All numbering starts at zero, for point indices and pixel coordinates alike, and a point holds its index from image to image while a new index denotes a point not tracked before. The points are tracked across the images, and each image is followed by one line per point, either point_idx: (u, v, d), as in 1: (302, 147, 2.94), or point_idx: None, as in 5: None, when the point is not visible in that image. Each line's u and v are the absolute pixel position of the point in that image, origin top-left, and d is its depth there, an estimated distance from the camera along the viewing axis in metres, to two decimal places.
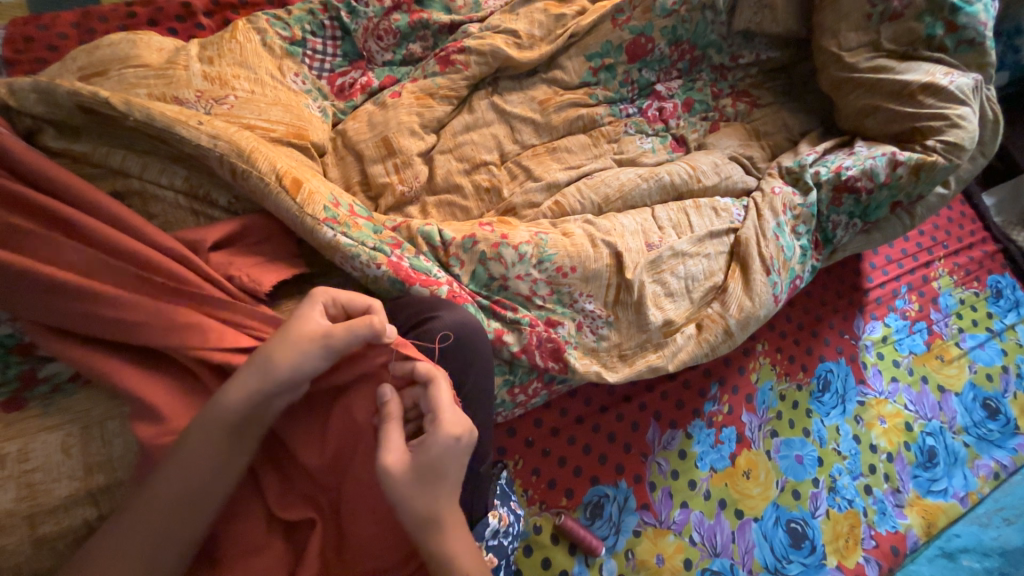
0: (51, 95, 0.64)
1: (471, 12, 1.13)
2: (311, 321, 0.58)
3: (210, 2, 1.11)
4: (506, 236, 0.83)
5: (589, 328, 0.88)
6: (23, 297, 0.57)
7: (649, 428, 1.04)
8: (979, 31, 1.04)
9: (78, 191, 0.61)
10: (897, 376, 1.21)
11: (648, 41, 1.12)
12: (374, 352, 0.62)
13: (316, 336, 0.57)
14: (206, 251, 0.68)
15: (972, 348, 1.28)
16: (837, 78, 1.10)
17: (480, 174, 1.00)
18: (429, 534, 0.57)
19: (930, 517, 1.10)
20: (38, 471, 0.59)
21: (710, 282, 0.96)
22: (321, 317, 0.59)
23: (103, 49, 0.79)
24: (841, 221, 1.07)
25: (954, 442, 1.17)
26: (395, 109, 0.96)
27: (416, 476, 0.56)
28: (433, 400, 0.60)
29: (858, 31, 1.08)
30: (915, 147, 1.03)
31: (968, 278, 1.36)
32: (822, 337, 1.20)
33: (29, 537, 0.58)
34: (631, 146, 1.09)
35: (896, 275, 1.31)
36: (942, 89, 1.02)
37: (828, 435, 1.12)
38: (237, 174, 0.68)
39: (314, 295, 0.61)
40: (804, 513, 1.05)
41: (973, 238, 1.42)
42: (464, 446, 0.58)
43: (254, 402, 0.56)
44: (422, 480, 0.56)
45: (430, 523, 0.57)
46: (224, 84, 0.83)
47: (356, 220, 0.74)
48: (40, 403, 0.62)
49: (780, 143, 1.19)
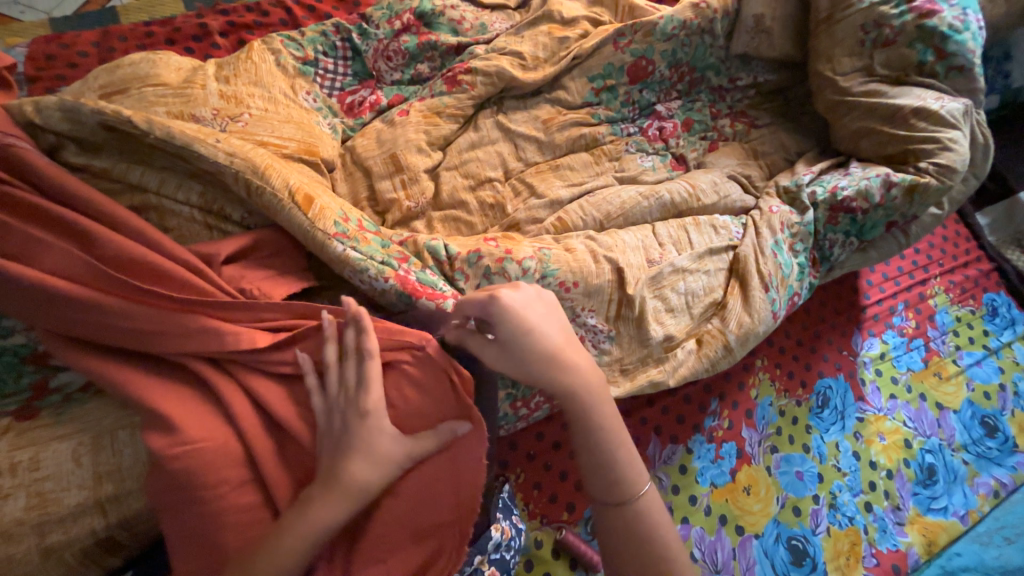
0: (76, 113, 0.67)
1: (478, 34, 1.16)
2: (381, 434, 0.62)
3: (226, 23, 1.14)
4: (510, 251, 0.85)
5: (591, 343, 0.90)
6: (45, 306, 0.59)
7: (650, 442, 1.04)
8: (968, 59, 1.07)
9: (96, 205, 0.63)
10: (896, 393, 1.22)
11: (648, 64, 1.15)
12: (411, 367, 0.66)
13: (384, 431, 0.63)
14: (219, 264, 0.69)
15: (969, 365, 1.29)
16: (832, 102, 1.13)
17: (485, 191, 1.02)
18: (561, 369, 0.65)
19: (931, 535, 1.10)
20: (48, 480, 0.60)
21: (709, 298, 0.98)
22: (391, 438, 0.63)
23: (124, 69, 0.82)
24: (837, 241, 1.09)
25: (953, 459, 1.18)
26: (403, 127, 0.99)
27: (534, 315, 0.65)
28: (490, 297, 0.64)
29: (852, 56, 1.11)
30: (908, 169, 1.06)
31: (964, 296, 1.38)
32: (821, 353, 1.21)
33: (38, 545, 0.59)
34: (631, 164, 1.12)
35: (892, 293, 1.33)
36: (934, 113, 1.05)
37: (828, 451, 1.12)
38: (252, 190, 0.70)
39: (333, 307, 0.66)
40: (804, 530, 1.05)
41: (968, 256, 1.44)
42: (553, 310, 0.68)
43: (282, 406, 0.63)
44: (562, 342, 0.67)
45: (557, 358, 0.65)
46: (239, 102, 0.86)
47: (364, 235, 0.76)
48: (53, 412, 0.64)
49: (777, 163, 1.21)
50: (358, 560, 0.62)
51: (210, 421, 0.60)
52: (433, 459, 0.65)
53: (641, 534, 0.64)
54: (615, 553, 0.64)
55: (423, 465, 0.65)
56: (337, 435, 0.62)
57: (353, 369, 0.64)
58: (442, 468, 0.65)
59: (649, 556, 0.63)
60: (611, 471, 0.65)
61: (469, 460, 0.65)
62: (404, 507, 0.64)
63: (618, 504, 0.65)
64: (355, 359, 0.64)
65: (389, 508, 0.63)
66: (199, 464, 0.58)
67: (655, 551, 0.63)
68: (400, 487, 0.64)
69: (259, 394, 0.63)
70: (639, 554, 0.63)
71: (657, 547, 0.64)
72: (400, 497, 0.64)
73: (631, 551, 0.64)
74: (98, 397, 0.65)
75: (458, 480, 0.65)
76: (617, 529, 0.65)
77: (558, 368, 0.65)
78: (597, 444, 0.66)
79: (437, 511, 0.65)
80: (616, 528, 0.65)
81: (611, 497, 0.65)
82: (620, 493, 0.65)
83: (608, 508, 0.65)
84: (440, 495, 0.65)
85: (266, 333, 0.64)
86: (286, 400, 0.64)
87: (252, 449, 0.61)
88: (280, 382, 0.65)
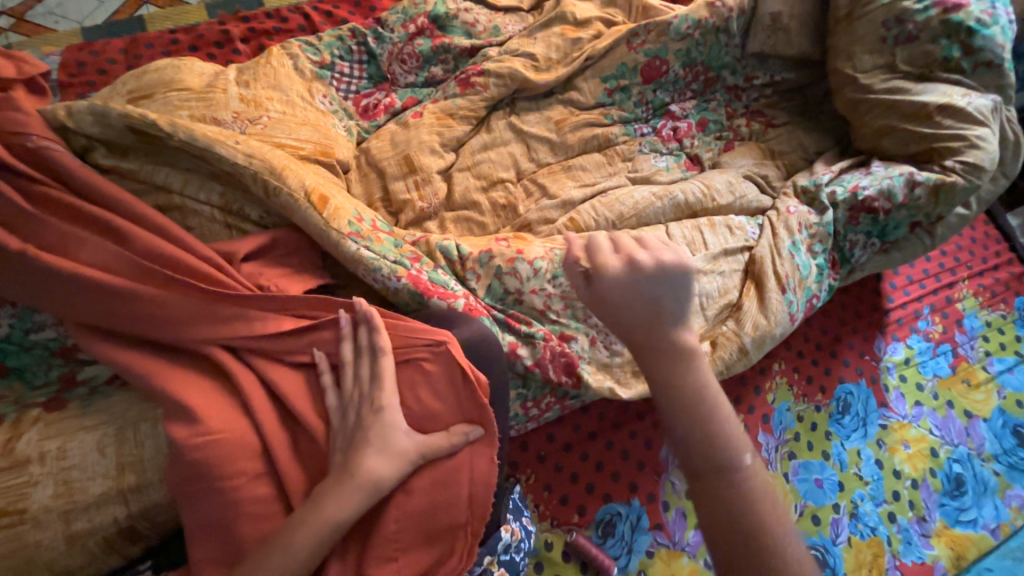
0: (104, 116, 0.69)
1: (491, 37, 1.17)
2: (396, 431, 0.63)
3: (247, 30, 1.18)
4: (521, 251, 0.85)
5: (603, 344, 0.89)
6: (75, 301, 0.61)
7: (663, 446, 1.03)
8: (997, 54, 1.03)
9: (125, 204, 0.66)
10: (921, 400, 1.18)
11: (662, 63, 1.14)
12: (426, 365, 0.66)
13: (399, 426, 0.63)
14: (238, 262, 0.71)
15: (1000, 372, 1.24)
16: (852, 99, 1.11)
17: (497, 192, 1.03)
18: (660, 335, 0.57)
19: (959, 548, 1.06)
20: (74, 469, 0.62)
21: (724, 299, 0.96)
22: (406, 435, 0.63)
23: (150, 74, 0.85)
24: (858, 241, 1.07)
25: (983, 470, 1.13)
26: (417, 129, 1.00)
27: (644, 280, 0.57)
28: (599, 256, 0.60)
29: (873, 53, 1.09)
30: (933, 168, 1.03)
31: (994, 300, 1.33)
32: (841, 357, 1.18)
33: (64, 532, 0.61)
34: (645, 164, 1.11)
35: (917, 296, 1.28)
36: (960, 110, 1.02)
37: (849, 459, 1.09)
38: (270, 190, 0.72)
39: (353, 303, 0.67)
40: (825, 539, 1.01)
41: (998, 259, 1.38)
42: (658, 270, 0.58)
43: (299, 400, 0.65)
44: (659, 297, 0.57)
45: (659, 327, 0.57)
46: (258, 106, 0.88)
47: (378, 234, 0.77)
48: (79, 404, 0.66)
49: (795, 163, 1.19)
50: (369, 554, 0.62)
51: (228, 413, 0.62)
52: (450, 458, 0.65)
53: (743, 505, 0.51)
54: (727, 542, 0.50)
55: (441, 466, 0.65)
56: (355, 426, 0.63)
57: (371, 365, 0.65)
58: (458, 468, 0.65)
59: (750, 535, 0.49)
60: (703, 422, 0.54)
61: (484, 458, 0.67)
62: (415, 504, 0.64)
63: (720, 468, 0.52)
64: (372, 357, 0.65)
65: (401, 505, 0.64)
66: (218, 455, 0.59)
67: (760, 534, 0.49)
68: (411, 483, 0.64)
69: (280, 387, 0.65)
70: (745, 552, 0.48)
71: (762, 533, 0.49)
72: (413, 494, 0.64)
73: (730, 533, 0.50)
74: (121, 390, 0.68)
75: (470, 476, 0.66)
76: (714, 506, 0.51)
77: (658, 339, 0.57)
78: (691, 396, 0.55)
79: (451, 511, 0.65)
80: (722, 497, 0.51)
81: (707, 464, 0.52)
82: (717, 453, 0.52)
83: (705, 468, 0.52)
84: (454, 494, 0.65)
85: (290, 323, 0.66)
86: (307, 392, 0.66)
87: (269, 443, 0.62)
88: (300, 375, 0.67)
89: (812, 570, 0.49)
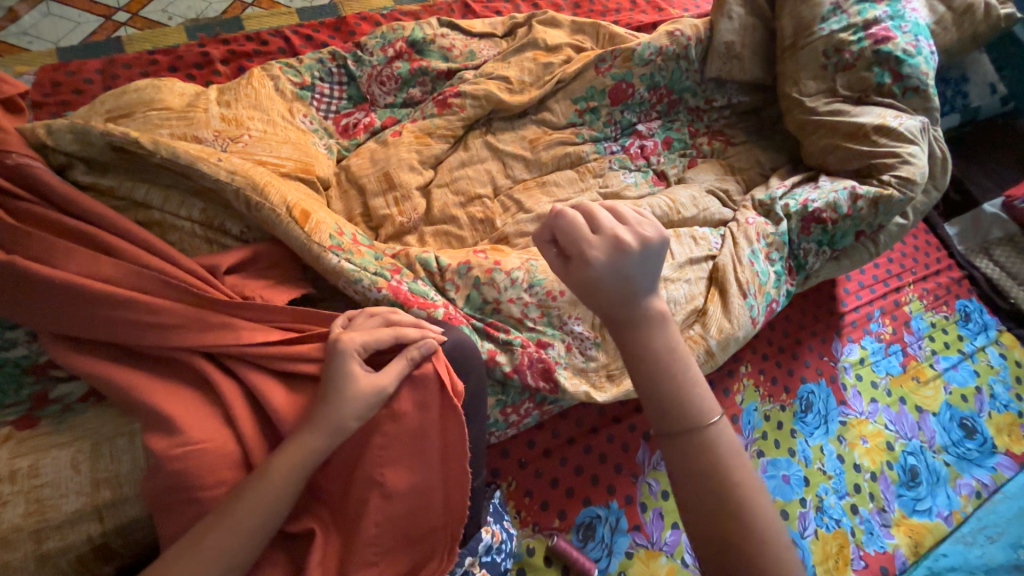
0: (85, 134, 0.71)
1: (467, 60, 1.23)
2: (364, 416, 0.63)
3: (227, 52, 1.20)
4: (498, 262, 0.89)
5: (579, 350, 0.93)
6: (53, 316, 0.61)
7: (639, 448, 1.07)
8: (922, 80, 1.15)
9: (108, 220, 0.67)
10: (877, 397, 1.26)
11: (628, 87, 1.22)
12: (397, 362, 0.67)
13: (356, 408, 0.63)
14: (221, 275, 0.72)
15: (946, 369, 1.33)
16: (800, 121, 1.21)
17: (475, 207, 1.07)
18: (645, 321, 0.56)
19: (916, 536, 1.13)
20: (47, 486, 0.61)
21: (691, 305, 1.02)
22: (356, 418, 0.63)
23: (130, 94, 0.86)
24: (811, 249, 1.15)
25: (934, 461, 1.21)
26: (396, 147, 1.04)
27: (628, 259, 0.55)
28: (572, 226, 0.57)
29: (816, 79, 1.20)
30: (872, 182, 1.12)
31: (937, 303, 1.43)
32: (803, 358, 1.25)
33: (34, 552, 0.60)
34: (615, 180, 1.17)
35: (869, 300, 1.38)
36: (893, 130, 1.13)
37: (813, 455, 1.15)
38: (251, 206, 0.74)
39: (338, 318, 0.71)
40: (793, 533, 1.06)
41: (939, 265, 1.50)
42: (645, 238, 0.56)
43: (277, 409, 0.65)
44: (636, 268, 0.56)
45: (640, 303, 0.56)
46: (239, 125, 0.90)
47: (358, 247, 0.80)
48: (52, 421, 0.65)
49: (753, 178, 1.28)
50: (350, 560, 0.63)
51: (209, 423, 0.62)
52: (428, 461, 0.67)
53: (729, 511, 0.50)
54: (698, 509, 0.51)
55: (416, 467, 0.66)
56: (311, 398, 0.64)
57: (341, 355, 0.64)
58: (434, 467, 0.68)
59: (733, 549, 0.50)
60: (691, 419, 0.53)
61: (459, 457, 0.69)
62: (394, 510, 0.65)
63: (686, 433, 0.53)
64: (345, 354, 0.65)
65: (383, 510, 0.64)
66: (198, 464, 0.59)
67: (738, 537, 0.49)
68: (391, 488, 0.65)
69: (260, 395, 0.65)
70: (715, 514, 0.51)
71: (748, 543, 0.49)
72: (394, 499, 0.65)
73: (706, 536, 0.51)
74: (97, 406, 0.67)
75: (447, 478, 0.68)
76: (695, 508, 0.52)
77: (640, 317, 0.56)
78: (676, 390, 0.54)
79: (430, 513, 0.67)
80: (687, 460, 0.52)
81: (687, 467, 0.52)
82: (685, 420, 0.53)
83: (672, 439, 0.53)
84: (431, 498, 0.67)
85: (275, 334, 0.68)
86: (286, 399, 0.66)
87: (249, 451, 0.63)
88: (280, 382, 0.68)
89: (781, 527, 0.51)
